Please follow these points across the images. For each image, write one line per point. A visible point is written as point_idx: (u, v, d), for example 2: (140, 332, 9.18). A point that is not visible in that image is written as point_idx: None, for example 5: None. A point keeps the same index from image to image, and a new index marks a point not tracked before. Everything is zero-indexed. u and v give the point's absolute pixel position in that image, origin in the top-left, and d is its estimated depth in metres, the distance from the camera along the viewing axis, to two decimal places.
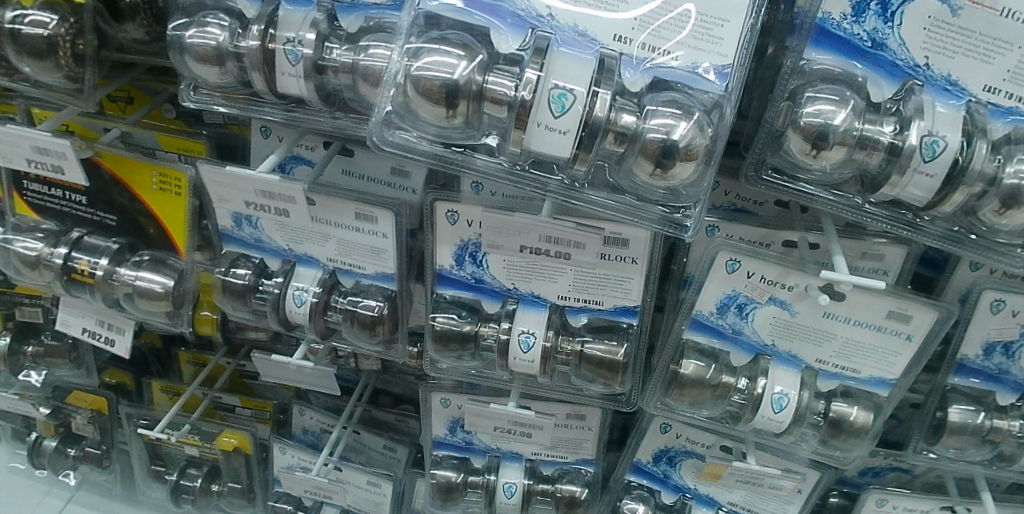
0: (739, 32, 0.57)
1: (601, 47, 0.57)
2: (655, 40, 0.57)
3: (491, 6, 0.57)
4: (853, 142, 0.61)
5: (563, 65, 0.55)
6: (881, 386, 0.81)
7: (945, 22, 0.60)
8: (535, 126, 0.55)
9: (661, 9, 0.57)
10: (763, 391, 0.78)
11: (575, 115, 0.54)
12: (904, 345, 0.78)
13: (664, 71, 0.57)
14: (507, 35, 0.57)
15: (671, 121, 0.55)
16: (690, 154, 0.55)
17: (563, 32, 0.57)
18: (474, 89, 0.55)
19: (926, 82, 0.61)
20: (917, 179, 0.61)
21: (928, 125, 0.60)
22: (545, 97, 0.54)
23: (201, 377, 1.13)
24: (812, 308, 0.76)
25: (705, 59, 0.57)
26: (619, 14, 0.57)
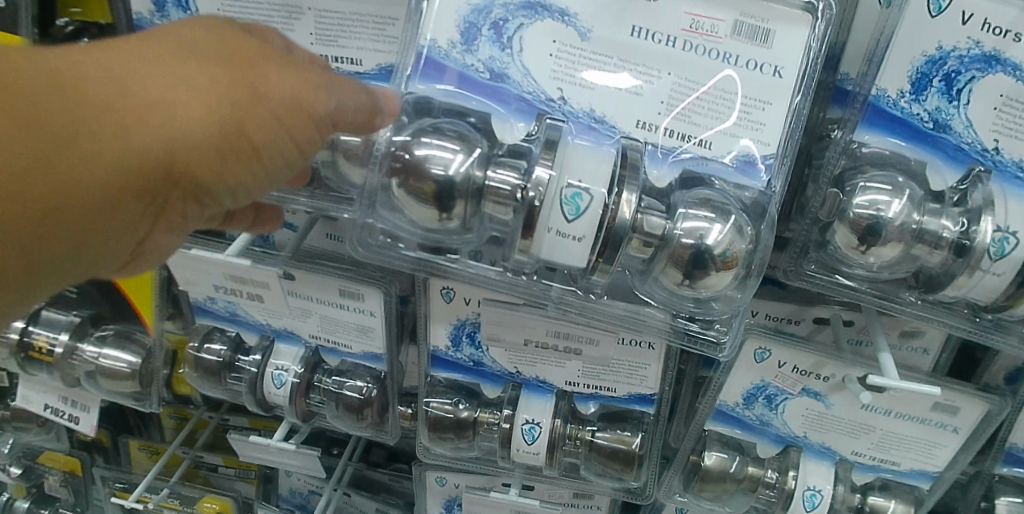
0: (784, 116, 0.49)
1: (622, 136, 0.49)
2: (687, 126, 0.49)
3: (492, 88, 0.50)
4: (909, 237, 0.53)
5: (578, 160, 0.47)
6: (923, 478, 0.73)
7: (1019, 101, 0.52)
8: (544, 231, 0.47)
9: (692, 90, 0.49)
10: (795, 485, 0.71)
11: (592, 220, 0.46)
12: (949, 437, 0.70)
13: (696, 163, 0.49)
14: (515, 121, 0.50)
15: (705, 222, 0.47)
16: (727, 262, 0.47)
17: (577, 119, 0.49)
18: (473, 187, 0.47)
19: (995, 168, 0.54)
20: (983, 279, 0.53)
21: (1001, 219, 0.52)
22: (557, 198, 0.46)
23: (181, 435, 1.06)
24: (849, 399, 0.68)
25: (744, 148, 0.49)
26: (643, 98, 0.49)
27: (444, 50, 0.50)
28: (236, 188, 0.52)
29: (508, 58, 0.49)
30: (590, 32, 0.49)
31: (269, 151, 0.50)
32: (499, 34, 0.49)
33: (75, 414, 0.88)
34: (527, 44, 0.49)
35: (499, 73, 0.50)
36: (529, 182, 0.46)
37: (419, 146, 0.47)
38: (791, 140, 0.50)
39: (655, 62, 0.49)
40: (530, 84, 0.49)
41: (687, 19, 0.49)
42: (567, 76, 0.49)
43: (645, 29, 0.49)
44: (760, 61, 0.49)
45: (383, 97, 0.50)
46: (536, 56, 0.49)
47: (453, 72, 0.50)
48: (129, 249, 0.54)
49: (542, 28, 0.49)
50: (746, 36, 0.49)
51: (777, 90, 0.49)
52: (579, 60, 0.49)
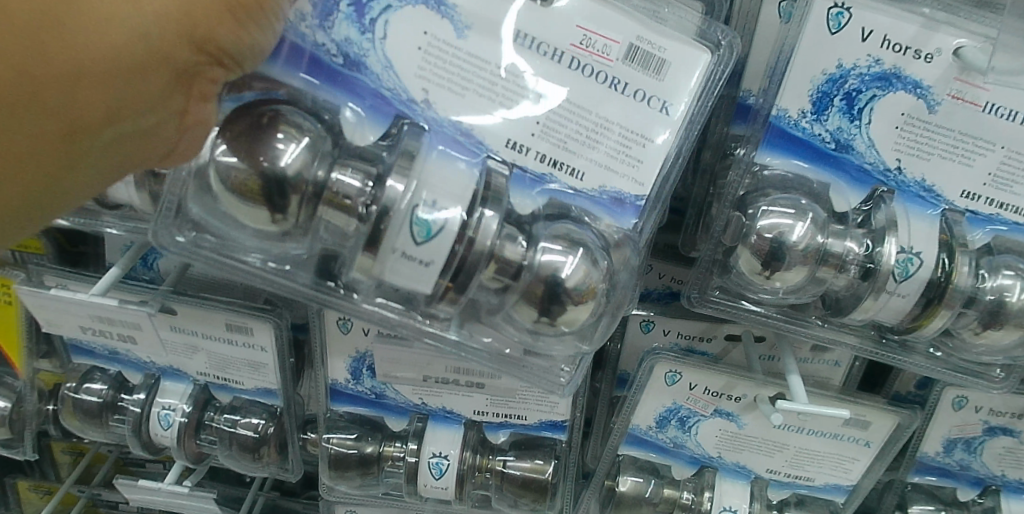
0: (666, 149, 0.49)
1: (489, 154, 0.48)
2: (558, 149, 0.49)
3: (343, 78, 0.49)
4: (814, 260, 0.50)
5: (435, 173, 0.44)
6: (838, 493, 0.73)
7: (920, 120, 0.51)
8: (390, 252, 0.44)
9: (569, 110, 0.48)
10: (710, 506, 0.70)
11: (445, 245, 0.43)
12: (861, 451, 0.70)
13: (565, 196, 0.49)
14: (360, 116, 0.49)
15: (566, 253, 0.46)
16: (581, 297, 0.46)
17: (442, 128, 0.48)
18: (310, 190, 0.45)
19: (898, 188, 0.52)
20: (890, 301, 0.52)
21: (904, 240, 0.51)
22: (408, 219, 0.43)
23: (75, 472, 0.98)
24: (761, 419, 0.67)
25: (619, 182, 0.49)
26: (517, 114, 0.48)
27: (290, 23, 0.48)
28: (254, 50, 0.46)
29: (368, 46, 0.48)
30: (468, 30, 0.47)
31: (275, 7, 0.45)
32: (360, 14, 0.48)
33: None
34: (391, 31, 0.48)
35: (355, 60, 0.48)
36: (377, 187, 0.45)
37: (265, 130, 0.44)
38: (669, 175, 0.50)
39: (536, 75, 0.48)
40: (389, 81, 0.48)
41: (579, 34, 0.48)
42: (432, 75, 0.48)
43: (527, 37, 0.48)
44: (651, 92, 0.48)
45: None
46: (402, 48, 0.48)
47: (305, 57, 0.48)
48: (150, 123, 0.46)
49: (412, 16, 0.47)
50: (637, 59, 0.48)
51: (664, 123, 0.49)
52: (449, 60, 0.48)
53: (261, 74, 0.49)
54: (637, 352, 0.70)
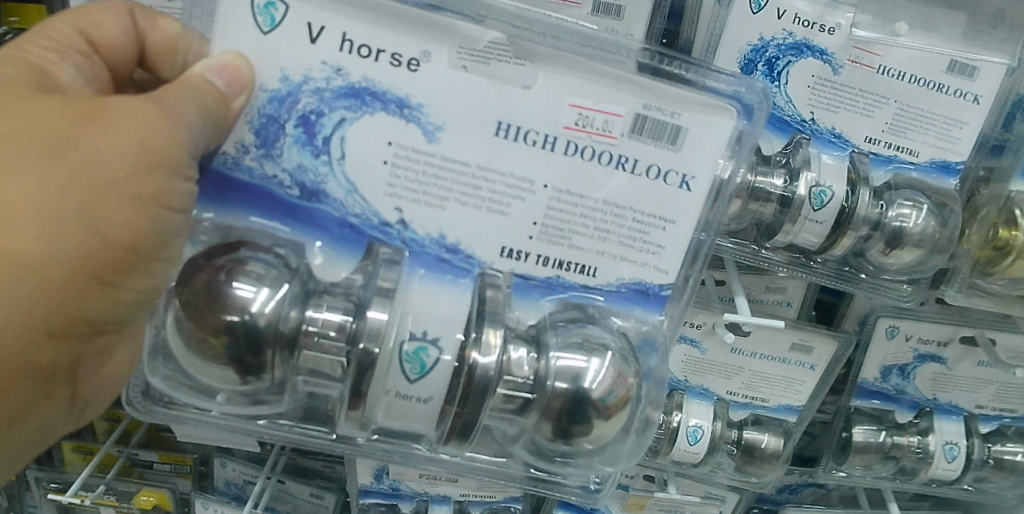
0: (681, 238, 0.55)
1: (482, 265, 0.54)
2: (559, 249, 0.55)
3: (301, 207, 0.53)
4: (745, 193, 0.63)
5: (424, 311, 0.51)
6: (790, 413, 0.84)
7: (827, 80, 0.64)
8: (382, 394, 0.51)
9: (563, 209, 0.54)
10: (679, 424, 0.81)
11: (432, 381, 0.51)
12: (807, 374, 0.82)
13: (573, 293, 0.56)
14: (330, 252, 0.54)
15: (580, 362, 0.52)
16: (609, 406, 0.52)
17: (424, 250, 0.53)
18: (284, 337, 0.50)
19: (813, 135, 0.65)
20: (807, 225, 0.64)
21: (816, 176, 0.63)
22: (393, 360, 0.50)
23: (115, 433, 1.08)
24: (720, 343, 0.80)
25: (642, 275, 0.56)
26: (509, 216, 0.53)
27: (233, 158, 0.52)
28: (141, 291, 0.51)
29: (325, 171, 0.51)
30: (438, 130, 0.51)
31: (158, 232, 0.49)
32: (310, 137, 0.51)
33: None
34: (348, 147, 0.51)
35: (314, 188, 0.52)
36: (356, 321, 0.50)
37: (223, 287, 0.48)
38: (687, 256, 0.56)
39: (530, 172, 0.53)
40: (355, 207, 0.52)
41: (573, 114, 0.52)
42: (404, 192, 0.52)
43: (511, 127, 0.51)
44: (664, 166, 0.53)
45: (218, 74, 0.48)
46: (365, 163, 0.51)
47: (261, 192, 0.52)
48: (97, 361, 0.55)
49: (372, 124, 0.51)
50: (640, 131, 0.52)
51: (679, 202, 0.54)
52: (421, 168, 0.52)
53: (217, 218, 0.53)
54: None
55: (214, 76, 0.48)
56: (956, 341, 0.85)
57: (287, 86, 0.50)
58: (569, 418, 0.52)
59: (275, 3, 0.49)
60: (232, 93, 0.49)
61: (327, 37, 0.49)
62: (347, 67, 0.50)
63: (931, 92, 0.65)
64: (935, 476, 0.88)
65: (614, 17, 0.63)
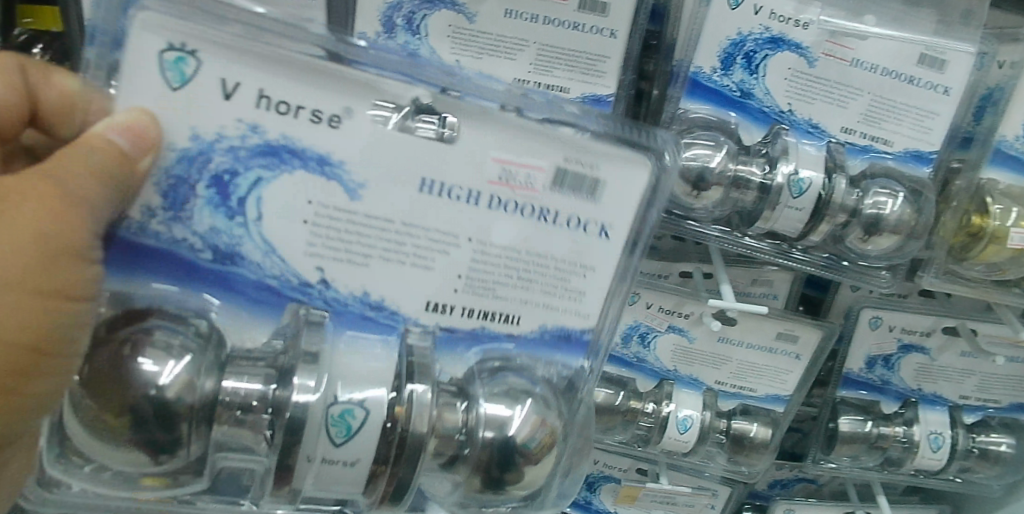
0: (602, 285, 0.51)
1: (407, 322, 0.47)
2: (488, 301, 0.49)
3: (222, 273, 0.44)
4: (728, 181, 0.66)
5: (347, 374, 0.43)
6: (778, 403, 0.87)
7: (803, 72, 0.66)
8: (305, 461, 0.42)
9: (485, 263, 0.48)
10: (669, 413, 0.83)
11: (365, 443, 0.42)
12: (793, 363, 0.85)
13: (499, 345, 0.50)
14: (247, 316, 0.46)
15: (506, 411, 0.45)
16: (538, 452, 0.45)
17: (347, 308, 0.46)
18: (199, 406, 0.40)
19: (791, 125, 0.68)
20: (786, 212, 0.67)
21: (794, 165, 0.66)
22: (320, 426, 0.41)
23: None
24: (708, 333, 0.82)
25: (563, 321, 0.51)
26: (433, 271, 0.47)
27: (139, 222, 0.43)
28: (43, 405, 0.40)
29: (240, 233, 0.44)
30: (361, 188, 0.44)
31: (62, 333, 0.39)
32: (224, 196, 0.43)
33: None
34: (265, 208, 0.44)
35: (228, 251, 0.44)
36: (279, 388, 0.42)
37: (130, 362, 0.39)
38: (609, 301, 0.52)
39: (451, 225, 0.46)
40: (273, 268, 0.45)
41: (496, 169, 0.46)
42: (325, 249, 0.45)
43: (436, 183, 0.45)
44: (584, 216, 0.49)
45: (124, 135, 0.40)
46: (285, 223, 0.44)
47: (172, 263, 0.44)
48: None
49: (293, 185, 0.44)
50: (560, 185, 0.48)
51: (600, 251, 0.50)
52: (342, 226, 0.45)
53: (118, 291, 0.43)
54: None
55: (118, 136, 0.40)
56: (939, 331, 0.87)
57: (198, 144, 0.42)
58: (501, 466, 0.45)
59: (186, 57, 0.41)
60: (139, 153, 0.40)
61: (244, 93, 0.42)
62: (264, 122, 0.42)
63: (902, 85, 0.68)
64: (921, 466, 0.90)
65: (600, 13, 0.66)
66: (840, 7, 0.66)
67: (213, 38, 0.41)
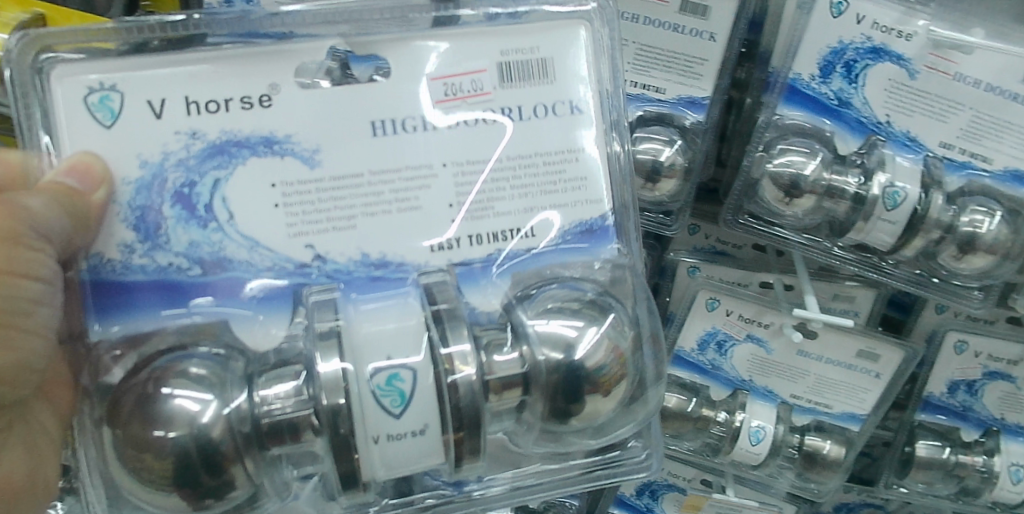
0: (601, 167, 0.50)
1: (418, 271, 0.46)
2: (493, 221, 0.48)
3: (207, 284, 0.45)
4: (822, 191, 0.66)
5: (372, 336, 0.40)
6: (853, 421, 0.85)
7: (903, 84, 0.66)
8: (370, 444, 0.38)
9: (476, 182, 0.48)
10: (741, 424, 0.83)
11: (423, 406, 0.39)
12: (873, 382, 0.83)
13: (522, 263, 0.48)
14: (261, 316, 0.45)
15: (579, 322, 0.44)
16: (609, 382, 0.43)
17: (351, 275, 0.46)
18: (245, 435, 0.39)
19: (889, 137, 0.68)
20: (879, 225, 0.67)
21: (890, 177, 0.65)
22: (366, 397, 0.38)
23: None
24: (787, 345, 0.82)
25: (579, 214, 0.49)
26: (426, 207, 0.47)
27: (122, 263, 0.45)
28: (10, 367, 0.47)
29: (218, 237, 0.45)
30: (318, 153, 0.46)
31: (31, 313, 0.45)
32: (191, 209, 0.45)
33: None
34: (234, 206, 0.45)
35: (215, 259, 0.45)
36: (311, 385, 0.39)
37: (157, 395, 0.38)
38: (618, 186, 0.51)
39: (421, 157, 0.47)
40: (264, 261, 0.45)
41: (439, 87, 0.48)
42: (304, 225, 0.45)
43: (386, 122, 0.47)
44: (548, 102, 0.49)
45: (75, 175, 0.42)
46: (258, 213, 0.45)
47: (155, 285, 0.45)
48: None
49: (248, 174, 0.45)
50: (511, 78, 0.49)
51: (580, 129, 0.50)
52: (313, 196, 0.45)
53: (125, 329, 0.44)
54: (683, 291, 0.84)
55: (69, 178, 0.42)
56: None
57: (149, 170, 0.45)
58: (569, 398, 0.42)
59: (110, 94, 0.44)
60: (86, 189, 0.43)
61: (171, 108, 0.45)
62: (198, 125, 0.45)
63: (1008, 102, 0.66)
64: (1000, 498, 0.86)
65: (700, 16, 0.67)
66: (945, 21, 0.66)
67: (128, 66, 0.45)
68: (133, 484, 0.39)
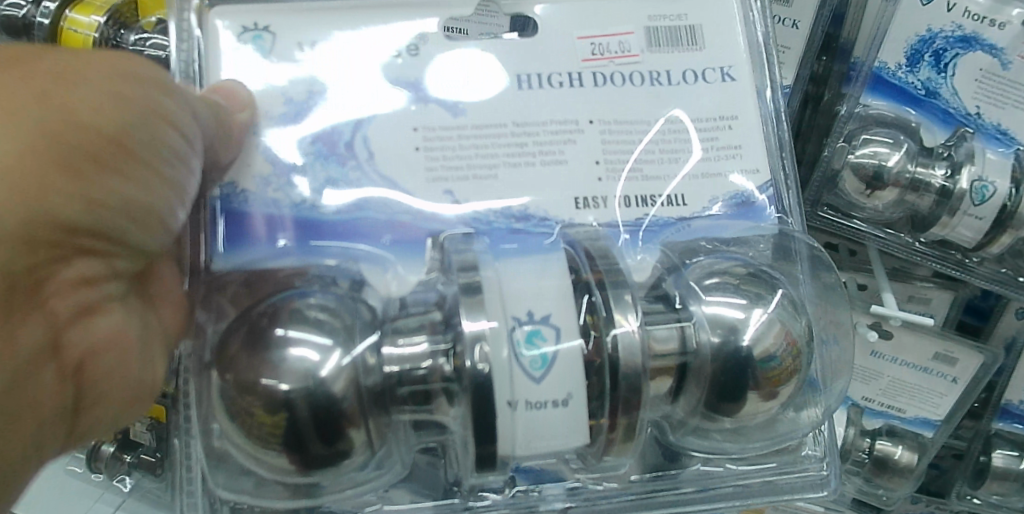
0: (758, 135, 0.50)
1: (561, 225, 0.46)
2: (641, 184, 0.48)
3: (341, 226, 0.45)
4: (905, 184, 0.65)
5: (523, 291, 0.38)
6: (926, 427, 0.83)
7: (995, 75, 0.65)
8: (509, 411, 0.36)
9: (622, 141, 0.48)
10: None
11: (568, 373, 0.36)
12: (949, 387, 0.80)
13: (673, 230, 0.47)
14: (393, 264, 0.44)
15: (740, 301, 0.42)
16: (774, 377, 0.41)
17: (492, 226, 0.45)
18: (370, 388, 0.37)
19: (978, 129, 0.66)
20: (965, 220, 0.65)
21: (979, 171, 0.64)
22: (512, 361, 0.36)
23: None
24: (860, 346, 0.81)
25: (733, 183, 0.49)
26: (570, 163, 0.48)
27: (252, 196, 0.45)
28: (145, 224, 0.46)
29: (357, 176, 0.46)
30: (461, 105, 0.48)
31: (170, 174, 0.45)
32: (331, 148, 0.46)
33: None
34: (373, 145, 0.46)
35: (349, 200, 0.45)
36: (446, 336, 0.37)
37: (270, 335, 0.37)
38: (773, 158, 0.50)
39: (570, 112, 0.49)
40: (400, 207, 0.45)
41: (586, 46, 0.50)
42: (445, 173, 0.46)
43: (532, 78, 0.49)
44: (700, 69, 0.51)
45: (222, 95, 0.45)
46: (400, 159, 0.46)
47: (288, 220, 0.45)
48: (80, 336, 0.46)
49: (388, 119, 0.47)
50: (659, 43, 0.51)
51: (735, 96, 0.51)
52: (455, 145, 0.47)
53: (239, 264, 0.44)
54: None
55: (216, 96, 0.45)
56: None
57: (292, 108, 0.47)
58: (723, 394, 0.41)
59: (262, 34, 0.48)
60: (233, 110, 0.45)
61: (320, 51, 0.48)
62: (347, 75, 0.48)
63: None
64: None
65: (784, 5, 0.68)
66: None
67: (284, 9, 0.49)
68: (242, 440, 0.37)
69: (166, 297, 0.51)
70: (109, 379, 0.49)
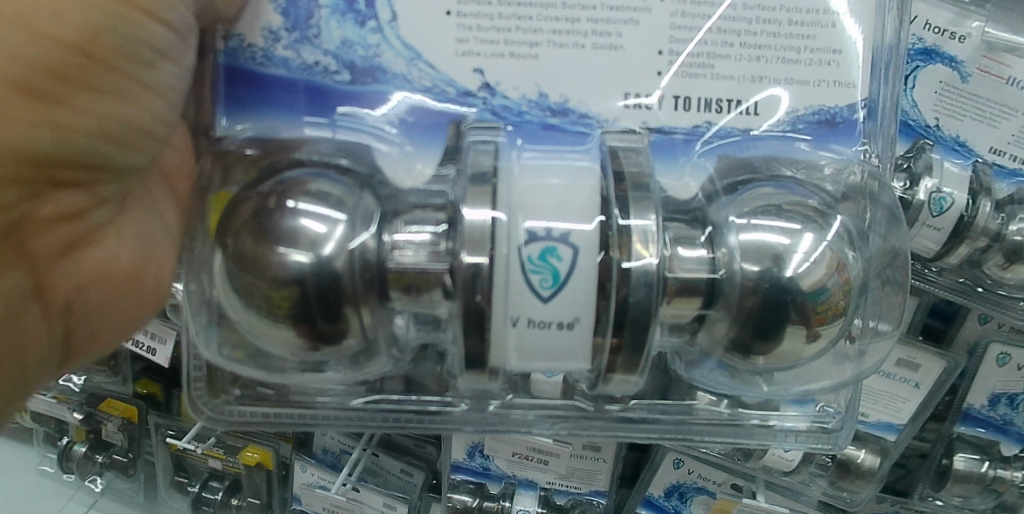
0: (864, 40, 0.48)
1: (601, 124, 0.47)
2: (709, 83, 0.47)
3: (355, 92, 0.47)
4: None
5: (532, 194, 0.40)
6: (889, 431, 0.84)
7: (955, 87, 0.67)
8: (507, 326, 0.39)
9: (693, 29, 0.47)
10: None
11: (576, 297, 0.39)
12: (912, 392, 0.81)
13: (736, 145, 0.47)
14: (408, 145, 0.47)
15: (794, 226, 0.42)
16: (819, 316, 0.41)
17: (525, 118, 0.47)
18: (367, 272, 0.41)
19: (937, 141, 0.68)
20: (923, 230, 0.66)
21: (937, 182, 0.64)
22: (517, 269, 0.38)
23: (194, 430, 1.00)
24: None
25: (825, 98, 0.47)
26: (637, 52, 0.47)
27: (265, 50, 0.47)
28: (134, 127, 0.49)
29: (377, 40, 0.46)
30: None
31: (151, 76, 0.48)
32: (350, 2, 0.46)
33: (154, 345, 0.89)
34: (397, 6, 0.46)
35: (367, 66, 0.47)
36: (449, 236, 0.41)
37: (281, 208, 0.40)
38: (875, 73, 0.48)
39: None
40: (422, 79, 0.46)
41: None
42: (478, 47, 0.46)
43: None
44: None
45: None
46: (428, 22, 0.46)
47: (302, 85, 0.47)
48: (65, 271, 0.53)
49: None
50: None
51: None
52: (492, 9, 0.46)
53: (252, 127, 0.47)
54: None
55: None
56: None
57: None
58: (757, 335, 0.41)
59: None
60: None
61: None
62: None
63: None
64: None
65: None
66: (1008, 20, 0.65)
67: None
68: (248, 316, 0.41)
69: (168, 184, 0.59)
70: (105, 295, 0.56)
